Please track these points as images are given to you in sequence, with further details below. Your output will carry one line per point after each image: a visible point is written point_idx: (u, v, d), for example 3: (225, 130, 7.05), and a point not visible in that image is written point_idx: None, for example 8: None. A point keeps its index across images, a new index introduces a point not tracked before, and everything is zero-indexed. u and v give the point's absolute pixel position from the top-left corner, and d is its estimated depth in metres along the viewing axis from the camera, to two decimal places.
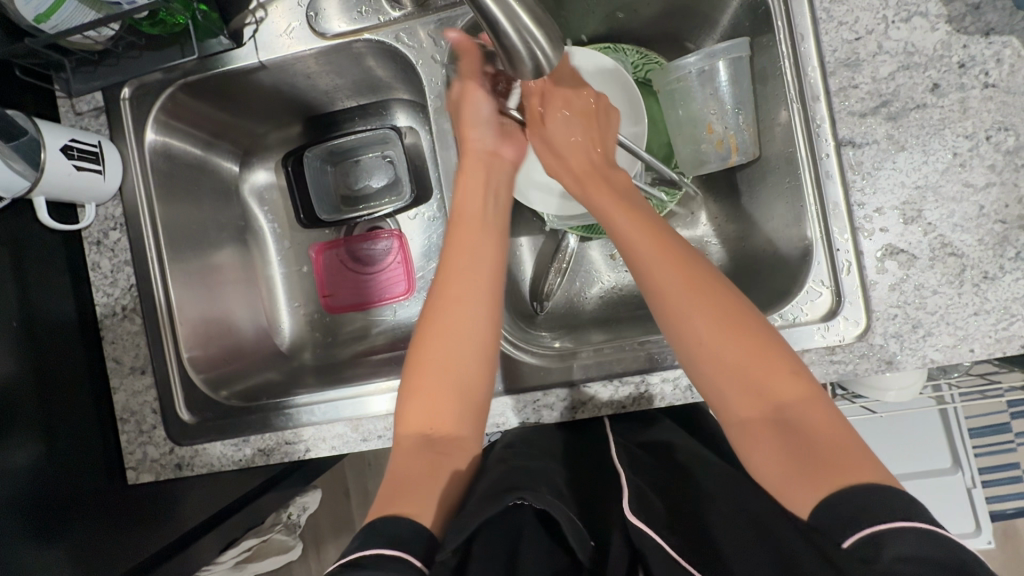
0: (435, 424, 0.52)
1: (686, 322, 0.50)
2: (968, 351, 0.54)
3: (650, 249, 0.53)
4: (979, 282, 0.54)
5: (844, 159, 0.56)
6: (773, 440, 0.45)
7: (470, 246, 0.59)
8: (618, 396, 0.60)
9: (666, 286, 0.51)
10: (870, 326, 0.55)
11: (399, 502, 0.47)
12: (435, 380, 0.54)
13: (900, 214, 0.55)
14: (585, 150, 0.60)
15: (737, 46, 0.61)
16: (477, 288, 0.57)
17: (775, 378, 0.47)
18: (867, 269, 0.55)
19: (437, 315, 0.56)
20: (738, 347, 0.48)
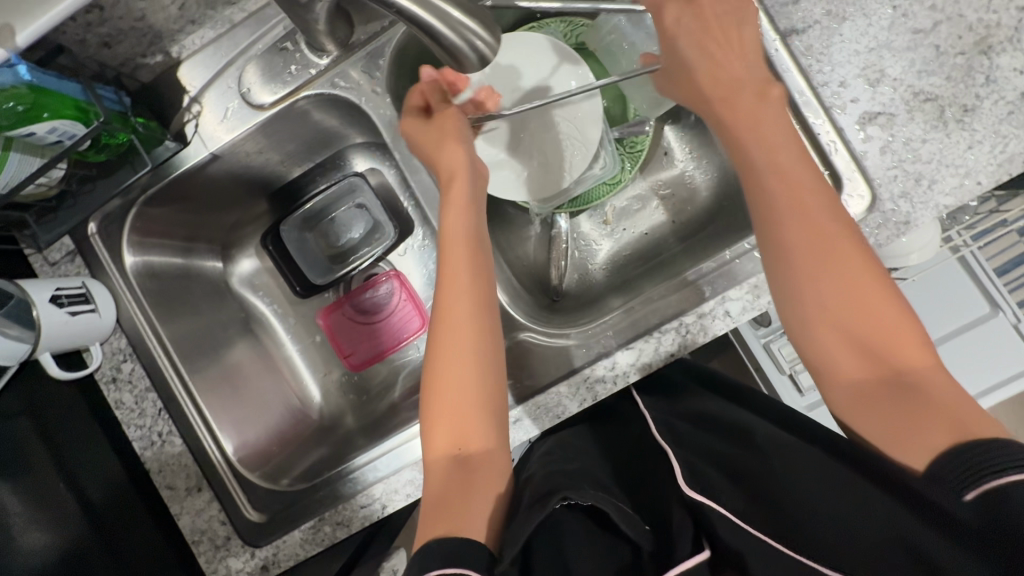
0: (463, 441, 0.50)
1: (807, 284, 0.47)
2: (977, 185, 0.54)
3: (777, 203, 0.49)
4: (962, 117, 0.54)
5: (793, 49, 0.57)
6: (892, 395, 0.44)
7: (461, 273, 0.54)
8: (663, 347, 0.59)
9: (790, 244, 0.48)
10: (875, 196, 0.55)
11: (439, 523, 0.45)
12: (455, 405, 0.51)
13: (865, 81, 0.56)
14: (738, 74, 0.53)
15: None
16: (474, 313, 0.53)
17: (901, 341, 0.45)
18: (852, 143, 0.56)
19: (442, 345, 0.52)
20: (858, 302, 0.46)
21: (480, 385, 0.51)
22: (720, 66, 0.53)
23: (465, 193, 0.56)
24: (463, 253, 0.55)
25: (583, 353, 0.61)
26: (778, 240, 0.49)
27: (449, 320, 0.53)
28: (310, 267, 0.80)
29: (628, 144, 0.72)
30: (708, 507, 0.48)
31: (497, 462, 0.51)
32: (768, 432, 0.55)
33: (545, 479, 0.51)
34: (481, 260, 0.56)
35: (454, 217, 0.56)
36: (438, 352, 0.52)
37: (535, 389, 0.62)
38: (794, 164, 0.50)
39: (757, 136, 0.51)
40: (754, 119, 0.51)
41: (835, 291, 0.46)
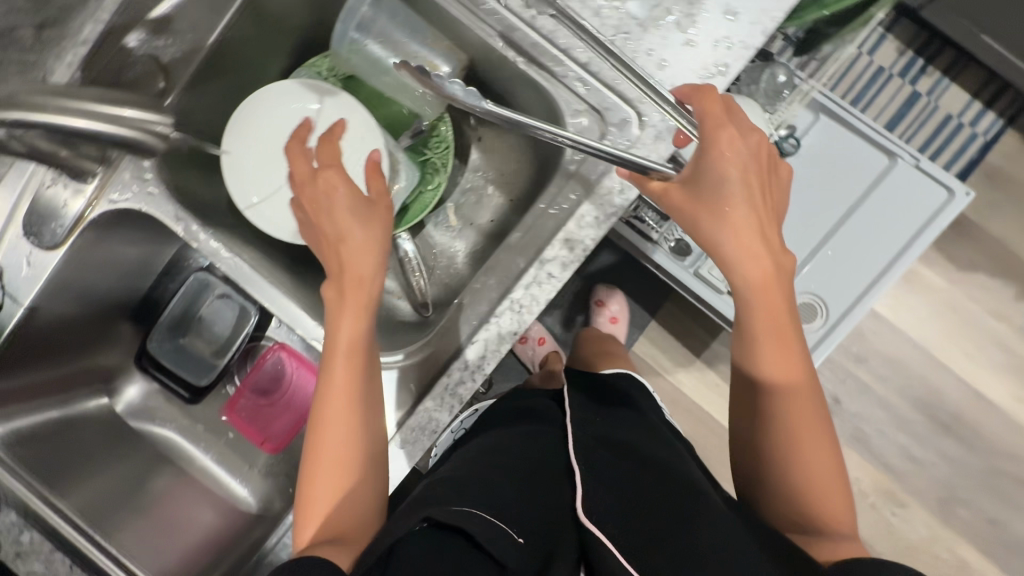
0: (332, 512, 0.54)
1: (772, 396, 0.57)
2: (728, 69, 0.55)
3: (766, 313, 0.54)
4: (688, 12, 0.55)
5: (512, 6, 0.56)
6: (809, 494, 0.56)
7: (344, 391, 0.54)
8: (503, 329, 0.58)
9: (761, 342, 0.55)
10: (640, 113, 0.56)
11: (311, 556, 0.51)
12: (332, 487, 0.54)
13: (590, 10, 0.56)
14: (759, 259, 0.52)
15: None
16: (353, 417, 0.55)
17: (813, 443, 0.57)
18: (599, 74, 0.56)
19: (324, 419, 0.55)
20: (797, 417, 0.57)
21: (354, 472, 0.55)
22: (717, 202, 0.51)
23: (349, 313, 0.54)
24: (349, 363, 0.54)
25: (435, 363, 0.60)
26: (749, 344, 0.56)
27: (330, 408, 0.55)
28: (192, 370, 0.81)
29: (434, 144, 0.73)
30: (601, 544, 0.52)
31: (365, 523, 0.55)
32: (652, 453, 0.62)
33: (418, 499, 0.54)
34: (368, 365, 0.56)
35: (345, 330, 0.54)
36: (324, 431, 0.55)
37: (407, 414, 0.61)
38: (778, 300, 0.54)
39: (764, 286, 0.53)
40: (776, 293, 0.53)
41: (795, 423, 0.57)
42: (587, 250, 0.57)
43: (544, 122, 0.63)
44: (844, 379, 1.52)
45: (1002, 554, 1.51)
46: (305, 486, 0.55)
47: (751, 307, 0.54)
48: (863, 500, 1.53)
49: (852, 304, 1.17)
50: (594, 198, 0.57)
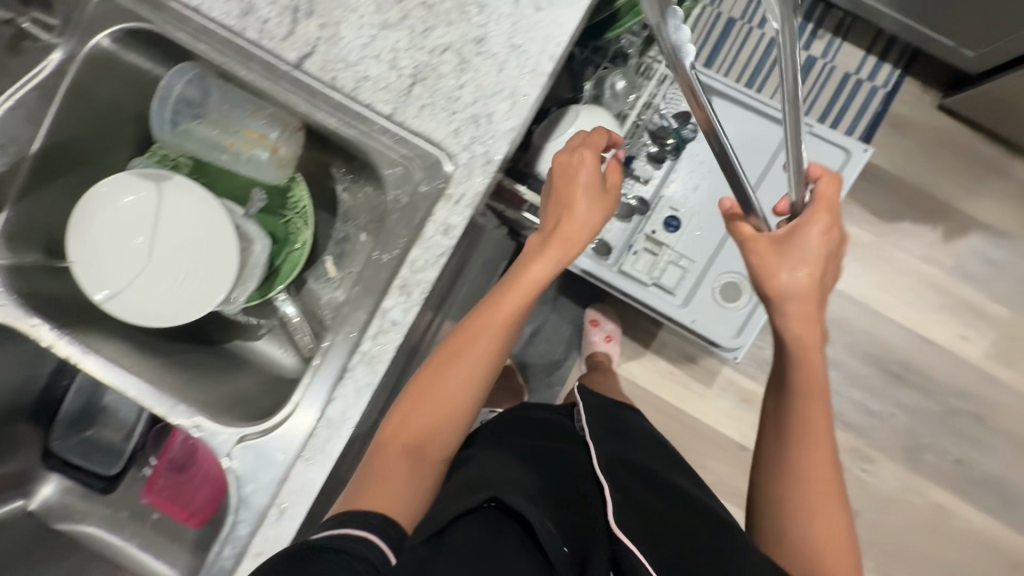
0: (381, 494, 0.59)
1: (808, 421, 0.69)
2: (525, 97, 0.56)
3: (800, 319, 0.65)
4: (478, 50, 0.56)
5: (311, 71, 0.58)
6: (809, 497, 0.68)
7: (463, 376, 0.66)
8: (358, 380, 0.60)
9: (805, 342, 0.66)
10: (450, 152, 0.57)
11: (369, 500, 0.59)
12: (400, 459, 0.62)
13: (386, 63, 0.57)
14: (806, 278, 0.64)
15: (181, 70, 0.61)
16: (457, 404, 0.65)
17: (821, 475, 0.68)
18: (405, 123, 0.57)
19: (444, 385, 0.65)
20: (812, 450, 0.69)
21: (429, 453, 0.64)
22: (800, 240, 0.64)
23: (496, 320, 0.65)
24: (483, 345, 0.65)
25: (298, 427, 0.61)
26: (801, 359, 0.67)
27: (461, 359, 0.66)
28: (100, 460, 0.82)
29: (291, 205, 0.75)
30: (623, 543, 0.58)
31: (405, 507, 0.59)
32: (677, 483, 0.73)
33: (483, 478, 0.61)
34: (475, 386, 0.66)
35: (486, 338, 0.65)
36: (435, 431, 0.64)
37: (283, 480, 0.61)
38: (816, 345, 0.67)
39: (807, 297, 0.65)
40: (817, 297, 0.65)
41: (813, 460, 0.69)
42: (424, 293, 0.59)
43: (373, 172, 0.65)
44: None
45: (974, 493, 1.52)
46: (368, 471, 0.62)
47: (795, 321, 0.65)
48: None
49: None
50: (422, 242, 0.58)
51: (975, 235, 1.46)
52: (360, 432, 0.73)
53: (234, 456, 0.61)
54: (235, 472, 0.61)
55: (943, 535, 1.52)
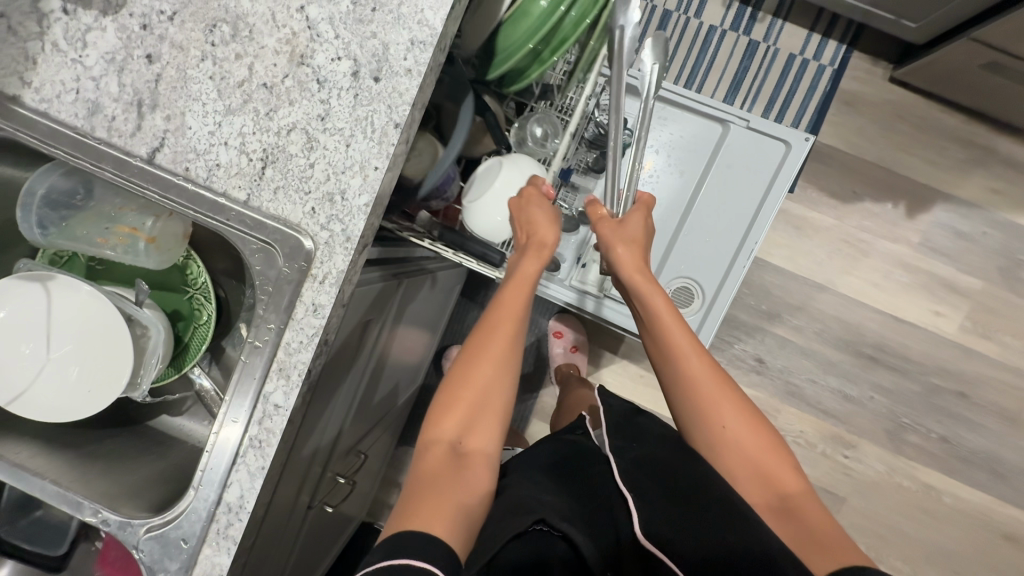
0: (427, 513, 0.55)
1: (701, 388, 0.70)
2: (376, 169, 0.55)
3: (652, 294, 0.74)
4: (324, 126, 0.55)
5: (163, 165, 0.57)
6: (744, 458, 0.67)
7: (478, 396, 0.64)
8: (251, 465, 0.60)
9: (665, 316, 0.73)
10: (308, 232, 0.56)
11: (413, 521, 0.55)
12: (443, 487, 0.58)
13: (234, 149, 0.56)
14: (638, 251, 0.76)
15: (41, 174, 0.61)
16: (490, 404, 0.64)
17: (749, 431, 0.68)
18: (262, 207, 0.57)
19: (471, 401, 0.64)
20: (729, 409, 0.69)
21: (458, 487, 0.59)
22: (630, 226, 0.77)
23: (500, 342, 0.66)
24: (501, 350, 0.66)
25: (197, 514, 0.60)
26: (668, 330, 0.73)
27: (471, 389, 0.64)
28: (47, 541, 0.83)
29: (192, 282, 0.75)
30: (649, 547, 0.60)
31: (455, 531, 0.55)
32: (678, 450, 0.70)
33: (514, 500, 0.62)
34: (500, 394, 0.65)
35: (498, 339, 0.66)
36: (465, 445, 0.63)
37: (191, 569, 0.61)
38: (673, 320, 0.73)
39: (651, 281, 0.75)
40: (652, 278, 0.75)
41: (738, 421, 0.68)
42: (302, 374, 0.58)
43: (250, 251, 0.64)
44: (762, 338, 1.48)
45: (963, 469, 1.48)
46: (416, 494, 0.58)
47: (650, 292, 0.74)
48: (813, 451, 1.49)
49: (731, 260, 1.20)
50: (294, 324, 0.57)
51: (939, 208, 1.43)
52: (281, 500, 0.72)
53: (142, 548, 0.61)
54: (145, 563, 0.61)
55: (935, 514, 1.49)
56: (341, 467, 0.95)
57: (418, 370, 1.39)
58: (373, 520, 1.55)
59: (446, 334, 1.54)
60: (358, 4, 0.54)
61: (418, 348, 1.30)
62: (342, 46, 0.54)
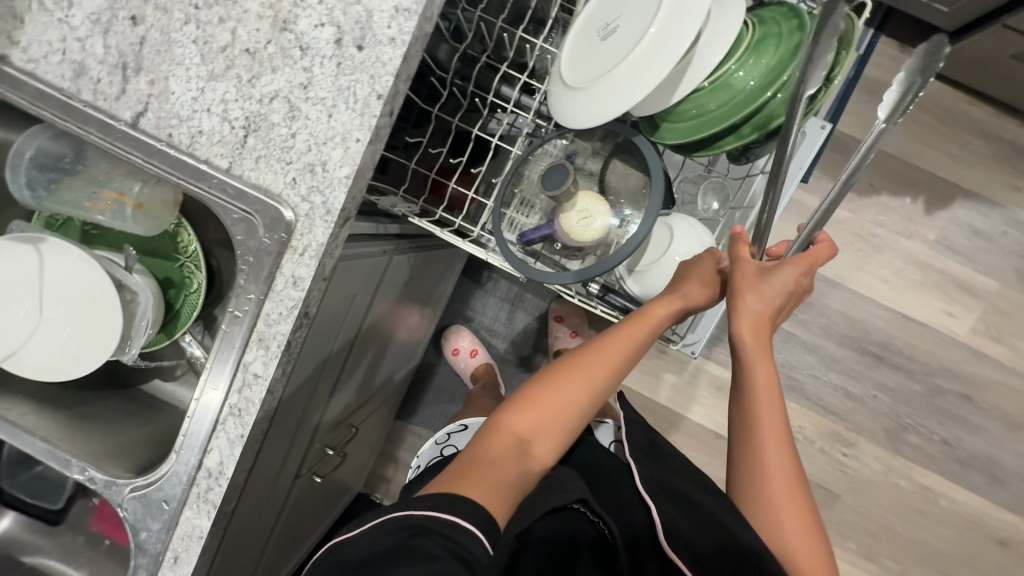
0: (478, 484, 0.57)
1: (771, 454, 0.65)
2: (358, 142, 0.54)
3: (761, 345, 0.65)
4: (306, 95, 0.54)
5: (147, 130, 0.57)
6: (784, 542, 0.63)
7: (566, 407, 0.64)
8: (231, 434, 0.60)
9: (762, 375, 0.65)
10: (289, 203, 0.56)
11: (461, 486, 0.57)
12: (501, 471, 0.59)
13: (217, 117, 0.56)
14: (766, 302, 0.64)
15: (31, 135, 0.61)
16: (572, 415, 0.65)
17: (801, 524, 0.63)
18: (244, 176, 0.56)
19: (555, 409, 0.64)
20: (788, 491, 0.64)
21: (515, 471, 0.60)
22: (768, 275, 0.64)
23: (605, 365, 0.66)
24: (603, 370, 0.66)
25: (178, 477, 0.62)
26: (762, 390, 0.65)
27: (559, 397, 0.64)
28: (45, 496, 0.86)
29: (182, 250, 0.75)
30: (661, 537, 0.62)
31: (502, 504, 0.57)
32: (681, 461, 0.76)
33: (544, 486, 0.66)
34: (587, 409, 0.66)
35: (605, 358, 0.66)
36: (534, 445, 0.63)
37: (172, 527, 0.63)
38: (771, 382, 0.66)
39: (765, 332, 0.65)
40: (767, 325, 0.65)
41: (794, 507, 0.64)
42: (281, 346, 0.58)
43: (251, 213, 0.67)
44: None
45: (964, 473, 1.45)
46: (470, 471, 0.58)
47: (756, 344, 0.65)
48: (810, 447, 1.47)
49: None
50: (273, 295, 0.57)
51: (960, 205, 1.38)
52: (265, 467, 0.73)
53: (125, 506, 0.63)
54: (128, 521, 0.63)
55: (931, 515, 1.47)
56: (332, 439, 0.97)
57: (417, 346, 1.40)
58: (369, 492, 1.59)
59: (446, 314, 1.54)
60: None
61: (419, 326, 1.30)
62: (325, 12, 0.53)
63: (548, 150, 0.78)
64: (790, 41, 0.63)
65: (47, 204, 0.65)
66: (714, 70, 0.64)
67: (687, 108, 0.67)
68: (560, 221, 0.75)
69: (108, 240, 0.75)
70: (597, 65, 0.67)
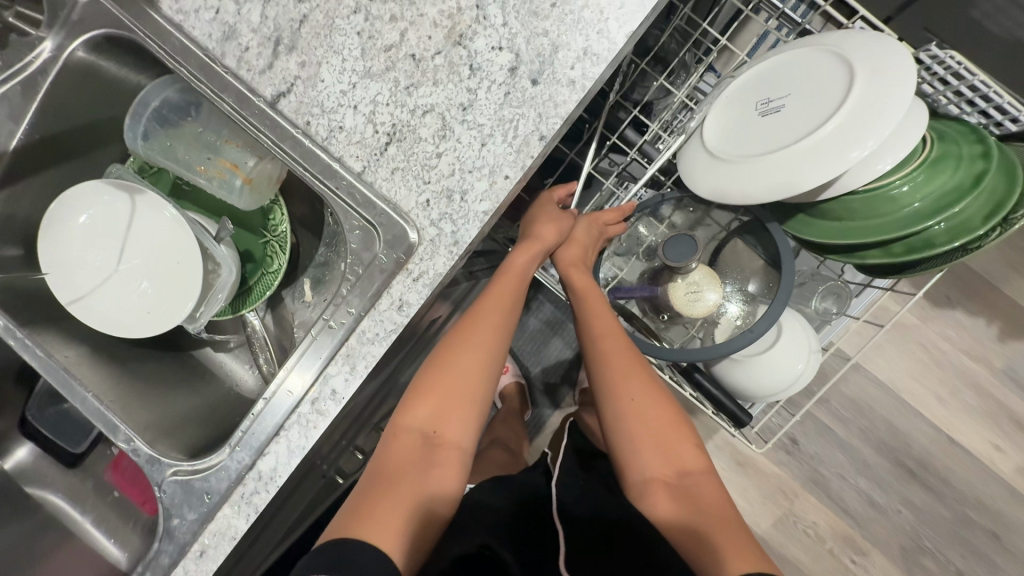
0: (388, 494, 0.52)
1: (635, 418, 0.58)
2: (506, 179, 0.50)
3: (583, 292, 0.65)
4: (463, 117, 0.50)
5: (285, 112, 0.53)
6: (671, 494, 0.55)
7: (450, 371, 0.59)
8: (292, 443, 0.57)
9: (603, 334, 0.62)
10: (416, 223, 0.52)
11: (350, 513, 0.51)
12: (404, 477, 0.53)
13: (362, 117, 0.52)
14: (574, 244, 0.68)
15: (161, 84, 0.59)
16: (468, 386, 0.58)
17: (684, 455, 0.57)
18: (374, 184, 0.52)
19: (446, 389, 0.58)
20: (671, 439, 0.58)
21: (416, 468, 0.54)
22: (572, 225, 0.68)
23: (489, 326, 0.61)
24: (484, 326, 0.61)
25: (226, 473, 0.58)
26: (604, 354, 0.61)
27: (446, 375, 0.58)
28: (70, 435, 0.83)
29: (271, 228, 0.72)
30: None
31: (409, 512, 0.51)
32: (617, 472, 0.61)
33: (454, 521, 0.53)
34: (490, 365, 0.60)
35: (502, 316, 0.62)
36: (436, 436, 0.57)
37: (206, 521, 0.59)
38: (616, 349, 0.61)
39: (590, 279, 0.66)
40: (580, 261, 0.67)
41: (669, 435, 0.58)
42: (368, 367, 0.54)
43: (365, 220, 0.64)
44: (803, 419, 1.40)
45: None
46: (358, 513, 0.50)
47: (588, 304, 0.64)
48: (821, 546, 1.40)
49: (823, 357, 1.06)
50: (375, 313, 0.54)
51: None
52: (307, 472, 0.70)
53: (164, 487, 0.60)
54: (163, 504, 0.60)
55: None
56: (363, 443, 0.94)
57: None
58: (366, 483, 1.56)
59: None
60: None
61: None
62: (506, 36, 0.49)
63: (650, 222, 0.76)
64: (969, 167, 0.58)
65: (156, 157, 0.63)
66: (877, 179, 0.59)
67: (835, 207, 0.63)
68: (667, 290, 0.71)
69: (200, 201, 0.72)
70: (747, 143, 0.64)
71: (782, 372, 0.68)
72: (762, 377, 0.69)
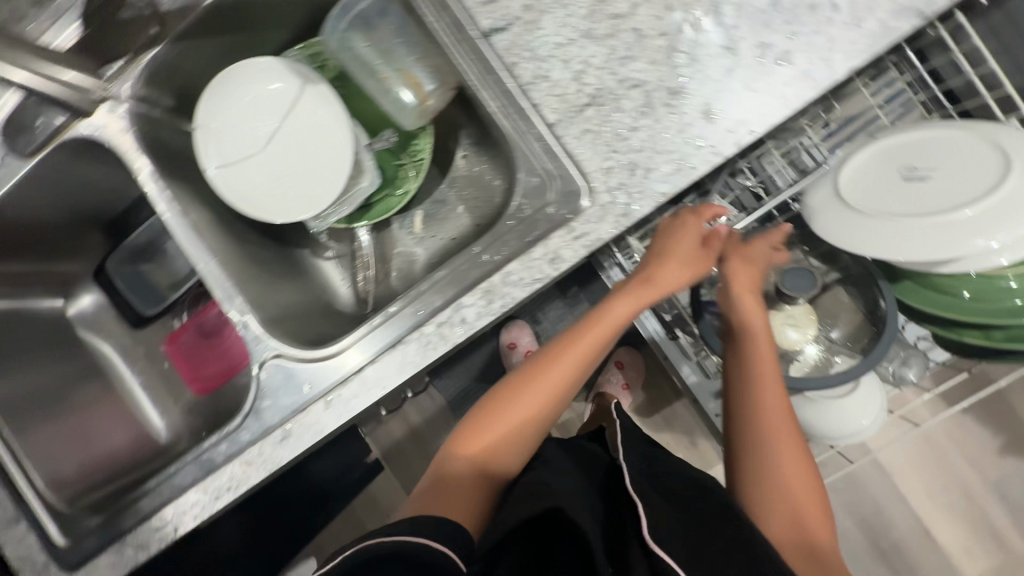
0: (466, 471, 0.60)
1: (765, 445, 0.58)
2: (692, 170, 0.53)
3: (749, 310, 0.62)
4: (669, 101, 0.52)
5: (497, 47, 0.55)
6: (791, 526, 0.54)
7: (543, 377, 0.61)
8: (406, 358, 0.59)
9: (760, 358, 0.61)
10: (592, 186, 0.54)
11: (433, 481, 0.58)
12: (477, 464, 0.60)
13: (570, 73, 0.54)
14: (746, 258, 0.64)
15: None
16: (554, 394, 0.61)
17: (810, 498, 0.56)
18: (562, 139, 0.54)
19: (535, 390, 0.61)
20: (803, 477, 0.57)
21: (490, 459, 0.61)
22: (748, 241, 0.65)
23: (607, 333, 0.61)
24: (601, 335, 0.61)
25: (333, 370, 0.60)
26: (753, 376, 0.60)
27: (543, 376, 0.61)
28: (143, 297, 0.84)
29: (410, 152, 0.73)
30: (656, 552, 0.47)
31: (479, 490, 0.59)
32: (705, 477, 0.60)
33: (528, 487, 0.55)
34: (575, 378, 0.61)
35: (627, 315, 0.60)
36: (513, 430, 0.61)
37: (297, 411, 0.61)
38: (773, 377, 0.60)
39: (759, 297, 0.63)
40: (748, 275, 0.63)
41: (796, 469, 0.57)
42: (504, 307, 0.56)
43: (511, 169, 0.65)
44: None
45: None
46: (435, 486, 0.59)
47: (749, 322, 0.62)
48: None
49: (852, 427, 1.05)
50: (525, 259, 0.56)
51: None
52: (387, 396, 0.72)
53: (264, 369, 0.62)
54: (260, 383, 0.61)
55: None
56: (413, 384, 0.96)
57: None
58: None
59: None
60: (775, 9, 0.51)
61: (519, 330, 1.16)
62: (733, 37, 0.51)
63: None
64: None
65: (342, 54, 0.65)
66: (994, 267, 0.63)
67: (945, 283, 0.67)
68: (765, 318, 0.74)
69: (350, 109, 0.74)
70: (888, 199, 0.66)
71: (847, 420, 0.73)
72: (827, 420, 0.73)
